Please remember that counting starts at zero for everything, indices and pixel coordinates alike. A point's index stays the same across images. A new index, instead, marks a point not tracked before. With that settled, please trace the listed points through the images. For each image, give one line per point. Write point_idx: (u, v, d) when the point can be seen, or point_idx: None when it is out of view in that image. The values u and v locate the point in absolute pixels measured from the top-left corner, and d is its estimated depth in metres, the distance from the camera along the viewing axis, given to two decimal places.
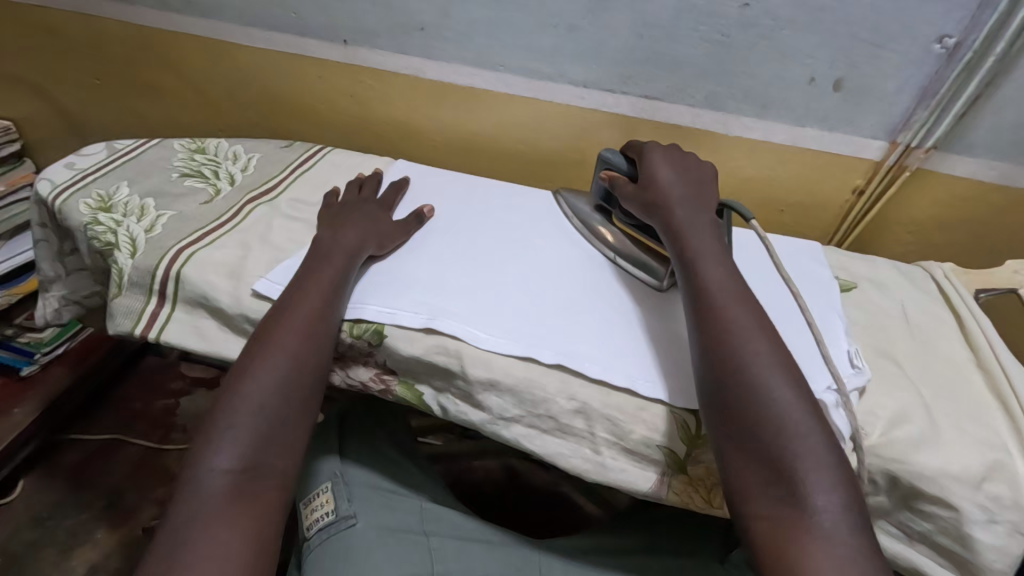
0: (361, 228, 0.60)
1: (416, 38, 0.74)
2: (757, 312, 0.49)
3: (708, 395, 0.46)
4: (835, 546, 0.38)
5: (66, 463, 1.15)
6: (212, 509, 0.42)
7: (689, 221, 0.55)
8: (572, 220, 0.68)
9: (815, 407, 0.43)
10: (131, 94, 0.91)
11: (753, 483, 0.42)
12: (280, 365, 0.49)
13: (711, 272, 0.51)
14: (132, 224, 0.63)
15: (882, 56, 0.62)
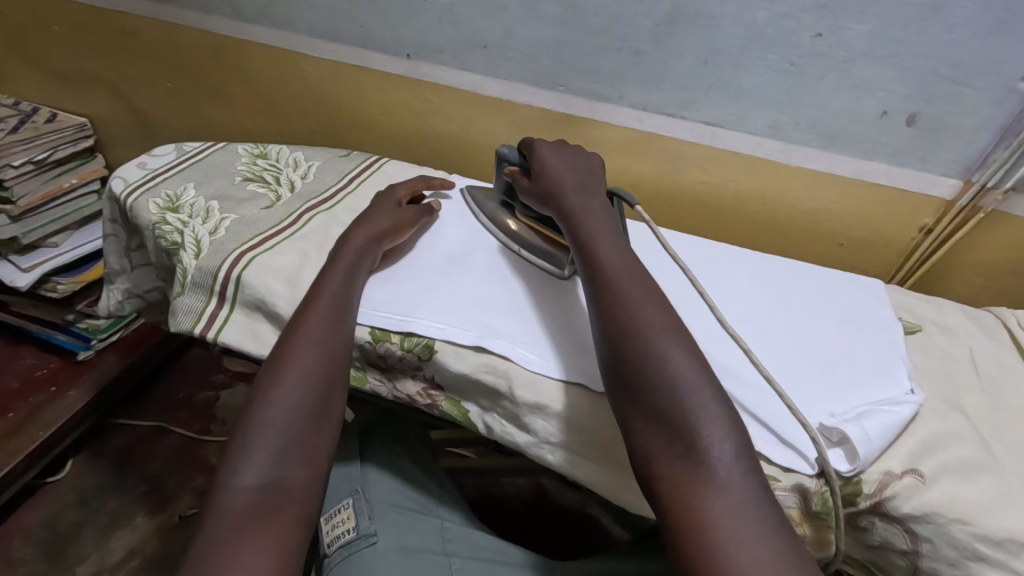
0: (368, 231, 0.60)
1: (479, 56, 0.75)
2: (646, 279, 0.48)
3: (608, 366, 0.45)
4: (731, 496, 0.37)
5: (112, 446, 1.19)
6: (237, 523, 0.39)
7: (583, 206, 0.55)
8: (479, 216, 0.69)
9: (702, 364, 0.42)
10: (199, 99, 0.95)
11: (654, 445, 0.40)
12: (298, 375, 0.48)
13: (605, 248, 0.51)
14: (197, 225, 0.66)
15: (961, 93, 0.59)
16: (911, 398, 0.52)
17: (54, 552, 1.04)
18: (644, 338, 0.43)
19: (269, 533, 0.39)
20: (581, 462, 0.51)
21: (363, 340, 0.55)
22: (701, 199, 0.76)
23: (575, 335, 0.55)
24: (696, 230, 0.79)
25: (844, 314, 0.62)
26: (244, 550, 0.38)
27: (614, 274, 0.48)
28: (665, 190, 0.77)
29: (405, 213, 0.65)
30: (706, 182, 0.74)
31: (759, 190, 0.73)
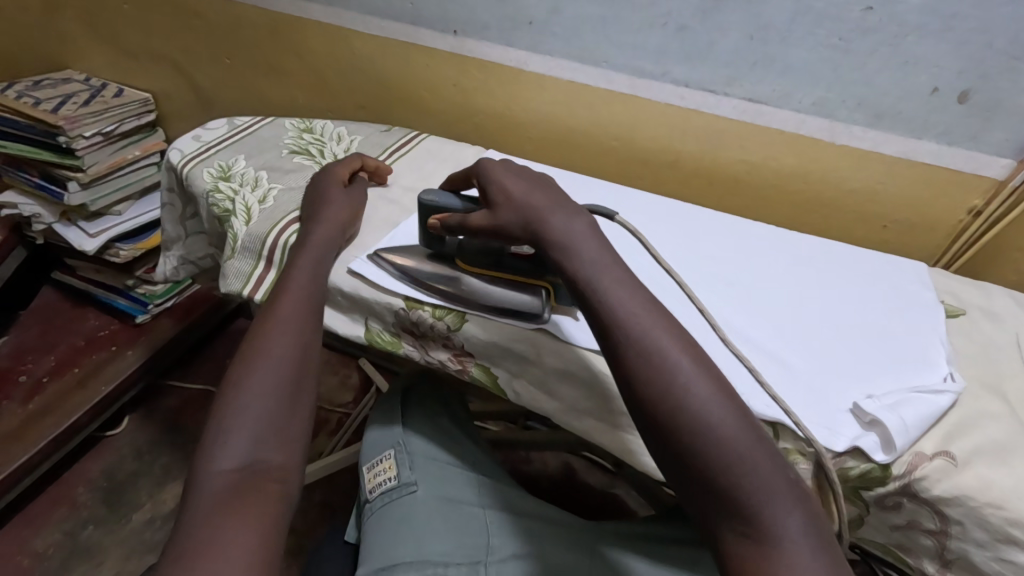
0: (330, 223, 0.62)
1: (525, 32, 0.76)
2: (671, 322, 0.44)
3: (647, 431, 0.41)
4: (791, 537, 0.36)
5: (166, 405, 1.27)
6: (217, 501, 0.42)
7: (573, 233, 0.49)
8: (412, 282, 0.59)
9: (752, 424, 0.39)
10: (253, 75, 0.99)
11: (714, 518, 0.38)
12: (273, 365, 0.50)
13: (613, 286, 0.45)
14: (247, 194, 0.69)
15: (1020, 69, 0.58)
16: (949, 385, 0.51)
17: (111, 499, 1.12)
18: (675, 390, 0.40)
19: (250, 509, 0.42)
20: (608, 428, 0.53)
21: (398, 307, 0.58)
22: (740, 178, 0.75)
23: None
24: (734, 210, 0.78)
25: (884, 296, 0.61)
26: (227, 527, 0.41)
27: (629, 319, 0.43)
28: (704, 168, 0.76)
29: (348, 197, 0.66)
30: (747, 160, 0.74)
31: (802, 169, 0.72)
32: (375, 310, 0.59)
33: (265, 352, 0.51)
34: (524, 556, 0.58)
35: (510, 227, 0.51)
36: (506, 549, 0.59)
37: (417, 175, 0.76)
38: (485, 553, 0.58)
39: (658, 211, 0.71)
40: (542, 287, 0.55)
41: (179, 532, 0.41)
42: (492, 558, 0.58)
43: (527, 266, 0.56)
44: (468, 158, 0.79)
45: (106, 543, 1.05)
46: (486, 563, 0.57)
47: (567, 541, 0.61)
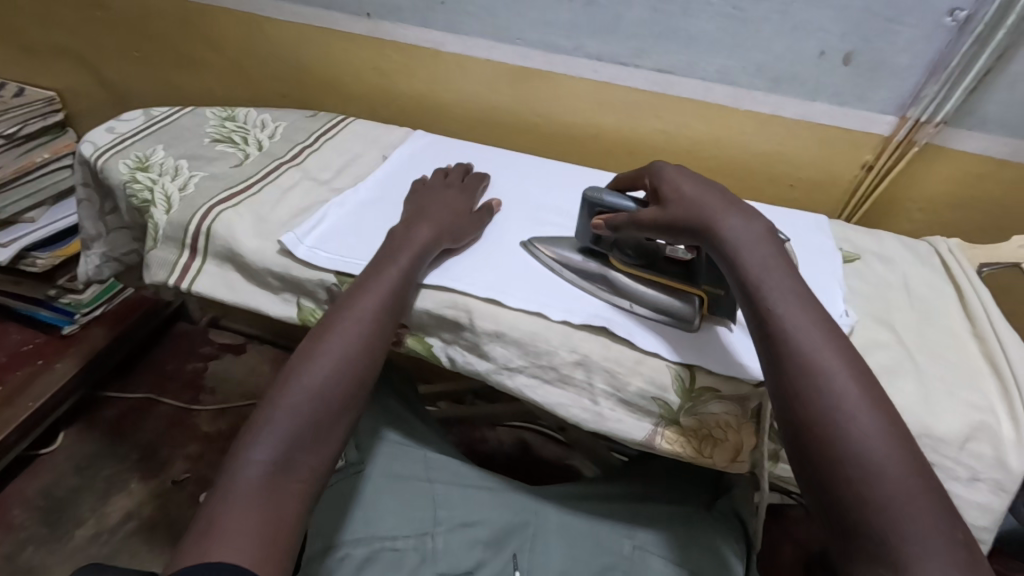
0: (433, 221, 0.59)
1: (439, 12, 0.76)
2: (853, 355, 0.43)
3: (798, 458, 0.41)
4: (919, 521, 0.36)
5: (105, 417, 1.23)
6: (250, 496, 0.43)
7: (751, 250, 0.47)
8: (563, 274, 0.58)
9: (921, 477, 0.38)
10: (168, 67, 0.96)
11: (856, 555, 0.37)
12: (327, 364, 0.50)
13: (797, 310, 0.44)
14: (167, 183, 0.67)
15: (893, 30, 0.62)
16: (844, 319, 0.56)
17: (51, 517, 1.07)
18: (814, 375, 0.41)
19: (270, 507, 0.43)
20: (539, 384, 0.54)
21: (331, 283, 0.58)
22: (660, 147, 0.78)
23: (529, 281, 0.58)
24: None
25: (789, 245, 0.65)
26: (246, 522, 0.42)
27: (778, 310, 0.44)
28: (624, 140, 0.79)
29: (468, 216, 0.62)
30: (663, 130, 0.77)
31: (713, 135, 0.76)
32: (308, 288, 0.59)
33: (325, 350, 0.50)
34: (475, 523, 0.61)
35: (678, 221, 0.50)
36: (455, 518, 0.60)
37: (341, 157, 0.75)
38: (433, 524, 0.60)
39: (581, 181, 0.73)
40: (696, 295, 0.54)
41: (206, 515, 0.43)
42: (440, 528, 0.59)
43: (681, 272, 0.55)
44: (394, 139, 0.80)
45: (50, 563, 1.02)
46: (434, 533, 0.59)
47: (510, 507, 0.63)
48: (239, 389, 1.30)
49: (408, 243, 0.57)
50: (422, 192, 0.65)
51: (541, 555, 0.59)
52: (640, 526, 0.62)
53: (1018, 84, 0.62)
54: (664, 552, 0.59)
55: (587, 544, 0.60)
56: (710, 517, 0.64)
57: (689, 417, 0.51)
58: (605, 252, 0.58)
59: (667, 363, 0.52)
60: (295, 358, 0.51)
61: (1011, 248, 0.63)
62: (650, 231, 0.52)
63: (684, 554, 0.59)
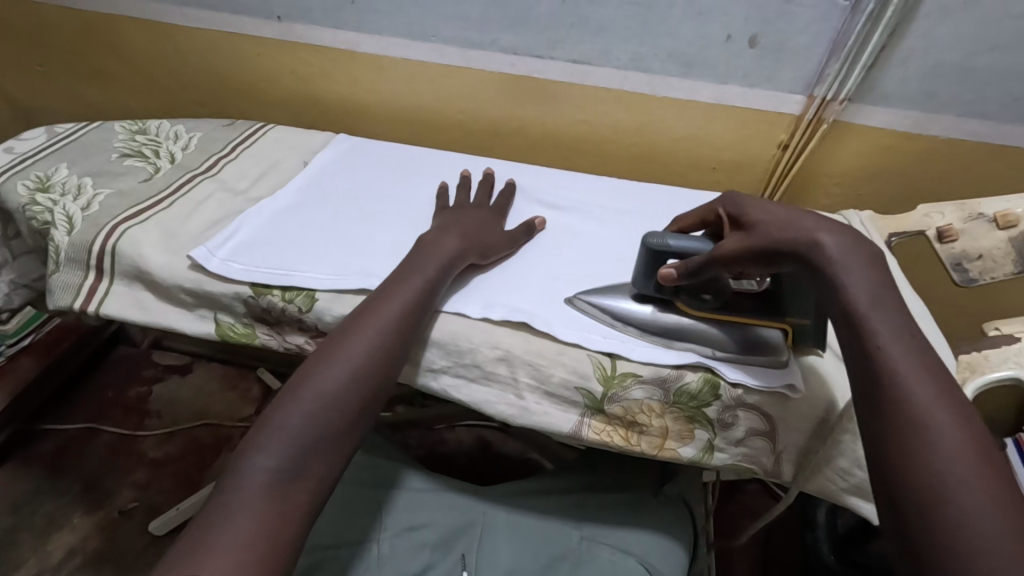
0: (463, 233, 0.58)
1: (349, 11, 0.74)
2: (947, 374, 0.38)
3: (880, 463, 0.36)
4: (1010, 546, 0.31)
5: (42, 452, 1.17)
6: (249, 507, 0.40)
7: (851, 263, 0.42)
8: (630, 327, 0.53)
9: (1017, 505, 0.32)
10: (76, 81, 0.92)
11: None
12: (343, 372, 0.47)
13: (884, 314, 0.39)
14: (69, 203, 0.63)
15: (792, 11, 0.63)
16: None
17: None
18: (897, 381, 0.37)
19: (268, 519, 0.40)
20: (464, 383, 0.54)
21: (246, 295, 0.56)
22: (584, 137, 0.79)
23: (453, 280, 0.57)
24: (583, 167, 0.82)
25: None
26: (238, 536, 0.39)
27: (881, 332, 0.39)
28: (549, 132, 0.80)
29: (502, 235, 0.61)
30: (585, 120, 0.78)
31: (633, 122, 0.77)
32: (224, 303, 0.58)
33: (343, 353, 0.48)
34: (422, 526, 0.60)
35: (773, 244, 0.44)
36: (401, 523, 0.59)
37: (260, 165, 0.73)
38: (378, 530, 0.59)
39: (506, 175, 0.73)
40: (780, 329, 0.51)
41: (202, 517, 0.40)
42: (386, 534, 0.58)
43: (756, 305, 0.51)
44: (317, 144, 0.78)
45: None
46: (379, 539, 0.58)
47: (454, 506, 0.62)
48: (186, 411, 1.26)
49: (439, 250, 0.55)
50: (453, 211, 0.63)
51: (487, 551, 0.58)
52: (585, 516, 0.61)
53: (912, 59, 0.65)
54: (611, 541, 0.58)
55: (535, 534, 0.59)
56: (659, 503, 0.64)
57: (612, 405, 0.51)
58: (670, 298, 0.53)
59: (589, 353, 0.51)
60: (313, 357, 0.49)
61: (917, 217, 0.64)
62: (736, 263, 0.46)
63: (632, 538, 0.59)
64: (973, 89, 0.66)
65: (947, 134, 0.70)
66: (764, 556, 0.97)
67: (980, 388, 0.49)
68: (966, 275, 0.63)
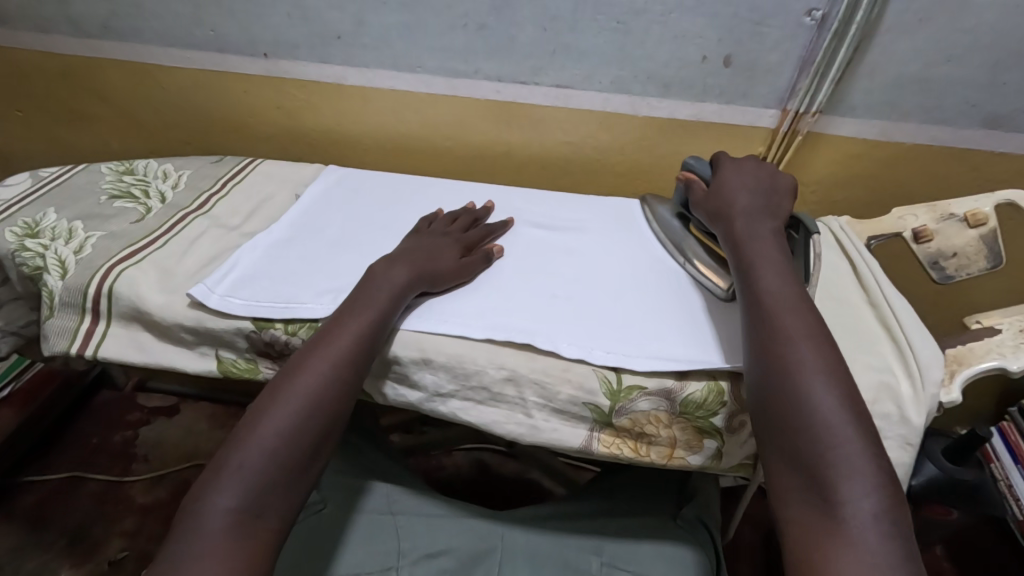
0: (413, 263, 0.58)
1: (335, 47, 0.76)
2: (813, 320, 0.48)
3: (755, 395, 0.46)
4: (847, 451, 0.40)
5: (24, 504, 1.12)
6: (212, 547, 0.41)
7: (752, 230, 0.56)
8: (652, 225, 0.69)
9: (857, 418, 0.42)
10: (58, 125, 0.91)
11: (790, 488, 0.42)
12: (294, 406, 0.47)
13: (767, 275, 0.51)
14: (60, 246, 0.63)
15: (762, 32, 0.67)
16: None
17: None
18: (770, 329, 0.47)
19: (226, 558, 0.41)
20: (472, 405, 0.54)
21: (248, 330, 0.56)
22: (570, 158, 0.82)
23: (456, 302, 0.58)
24: (570, 186, 0.85)
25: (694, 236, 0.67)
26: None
27: (778, 312, 0.48)
28: (536, 155, 0.82)
29: (459, 262, 0.60)
30: (570, 142, 0.80)
31: (616, 141, 0.79)
32: (225, 339, 0.57)
33: (294, 389, 0.48)
34: (440, 552, 0.59)
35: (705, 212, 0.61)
36: (418, 549, 0.59)
37: (252, 200, 0.74)
38: (397, 556, 0.58)
39: (498, 198, 0.75)
40: None
41: (170, 555, 0.41)
42: (405, 561, 0.58)
43: None
44: (308, 175, 0.79)
45: None
46: (399, 567, 0.58)
47: (475, 533, 0.62)
48: (174, 453, 1.23)
49: (391, 281, 0.56)
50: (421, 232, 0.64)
51: None
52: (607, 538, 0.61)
53: (876, 72, 0.68)
54: (634, 568, 0.58)
55: (554, 560, 0.59)
56: (676, 529, 0.63)
57: (621, 418, 0.52)
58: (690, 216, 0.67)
59: (593, 367, 0.52)
60: (270, 390, 0.49)
61: (891, 220, 0.68)
62: (697, 207, 0.63)
63: (650, 566, 0.58)
64: (934, 97, 0.70)
65: (913, 141, 0.74)
66: (766, 560, 0.98)
67: (969, 380, 0.51)
68: (944, 273, 0.65)
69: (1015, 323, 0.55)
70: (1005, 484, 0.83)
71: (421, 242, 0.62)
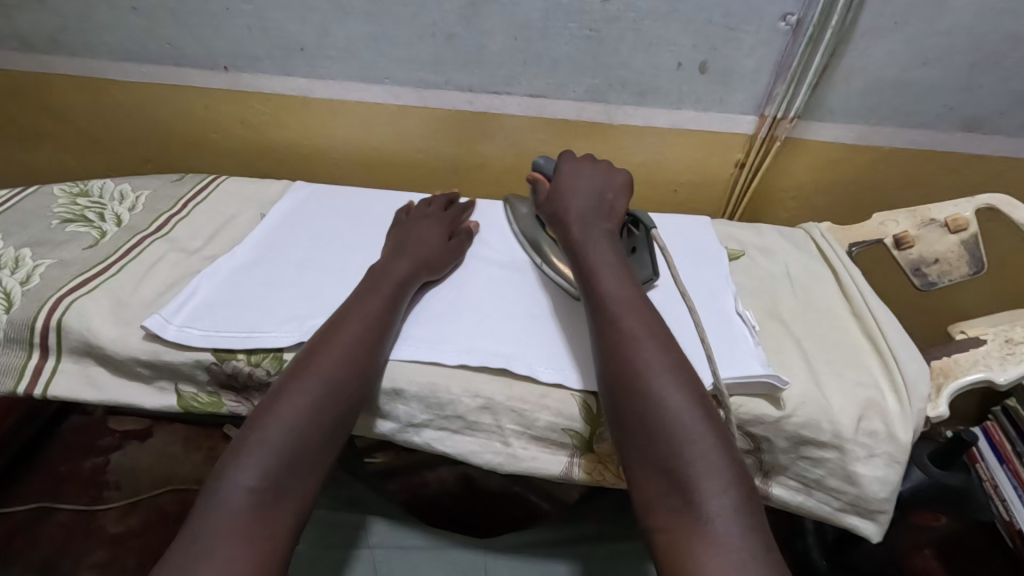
0: (412, 255, 0.59)
1: (299, 59, 0.73)
2: (653, 321, 0.48)
3: (610, 402, 0.44)
4: (703, 450, 0.39)
5: None
6: (230, 525, 0.39)
7: (589, 234, 0.55)
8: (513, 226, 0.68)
9: (701, 411, 0.41)
10: (9, 144, 0.87)
11: (654, 496, 0.40)
12: (314, 386, 0.47)
13: (612, 280, 0.50)
14: (6, 277, 0.59)
15: (736, 38, 0.65)
16: (739, 311, 0.56)
17: None
18: (619, 329, 0.47)
19: (245, 537, 0.39)
20: (448, 434, 0.52)
21: (209, 362, 0.53)
22: None
23: (430, 325, 0.55)
24: None
25: (676, 248, 0.65)
26: (217, 556, 0.38)
27: (626, 319, 0.47)
28: (511, 166, 0.80)
29: (447, 244, 0.63)
30: (546, 152, 0.78)
31: (593, 151, 0.77)
32: (184, 372, 0.54)
33: (313, 369, 0.48)
34: None
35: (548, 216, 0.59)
36: None
37: (215, 221, 0.70)
38: None
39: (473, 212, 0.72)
40: None
41: (184, 535, 0.39)
42: None
43: None
44: (272, 194, 0.76)
45: None
46: None
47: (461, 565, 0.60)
48: (150, 476, 1.05)
49: (390, 274, 0.56)
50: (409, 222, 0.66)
51: None
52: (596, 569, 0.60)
53: (852, 77, 0.67)
54: None
55: None
56: None
57: (602, 443, 0.50)
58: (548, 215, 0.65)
59: (572, 392, 0.50)
60: (288, 374, 0.48)
61: (873, 225, 0.67)
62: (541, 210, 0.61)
63: None
64: (910, 100, 0.69)
65: (891, 145, 0.73)
66: None
67: (955, 394, 0.50)
68: (925, 279, 0.65)
69: (1000, 333, 0.54)
70: (990, 483, 0.83)
71: (407, 232, 0.63)
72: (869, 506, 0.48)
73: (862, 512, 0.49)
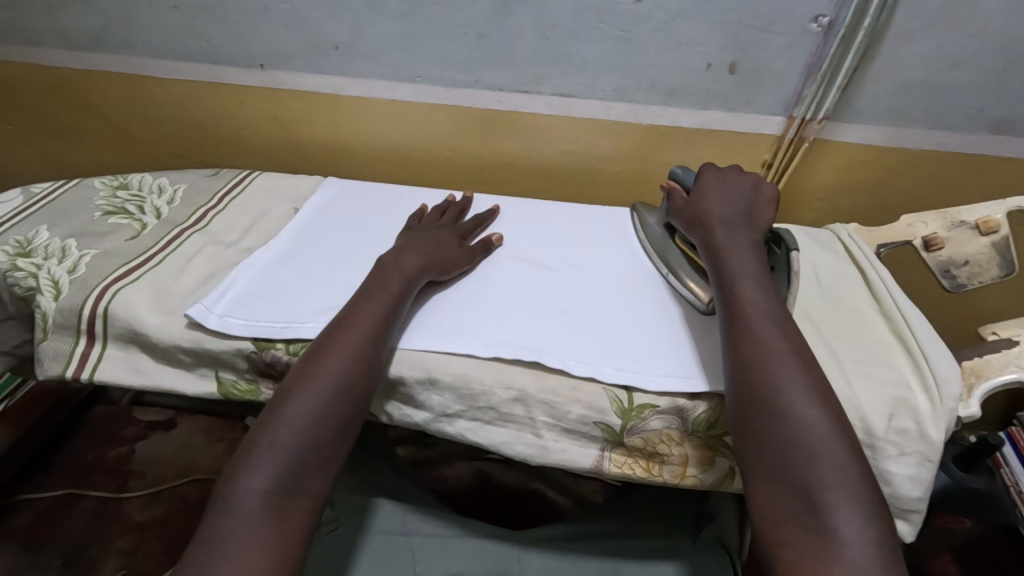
0: (422, 254, 0.60)
1: (333, 57, 0.74)
2: (795, 335, 0.48)
3: (738, 410, 0.45)
4: (832, 476, 0.40)
5: (16, 526, 0.97)
6: (243, 529, 0.41)
7: (731, 241, 0.55)
8: (639, 236, 0.68)
9: (841, 434, 0.42)
10: (49, 138, 0.90)
11: (781, 512, 0.40)
12: (321, 387, 0.48)
13: (750, 289, 0.51)
14: (53, 266, 0.61)
15: (765, 39, 0.66)
16: None
17: None
18: (756, 338, 0.47)
19: (260, 542, 0.41)
20: (480, 425, 0.53)
21: (249, 351, 0.55)
22: (572, 167, 0.81)
23: (463, 319, 0.56)
24: (572, 195, 0.84)
25: None
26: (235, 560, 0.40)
27: (763, 330, 0.47)
28: (537, 165, 0.81)
29: (459, 251, 0.63)
30: (572, 151, 0.79)
31: (619, 150, 0.78)
32: (225, 360, 0.56)
33: (323, 369, 0.49)
34: None
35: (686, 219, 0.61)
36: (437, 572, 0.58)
37: (249, 216, 0.72)
38: None
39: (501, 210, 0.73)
40: None
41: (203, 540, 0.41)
42: None
43: None
44: (303, 189, 0.77)
45: None
46: None
47: (488, 554, 0.60)
48: (173, 466, 1.07)
49: (398, 270, 0.57)
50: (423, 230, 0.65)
51: None
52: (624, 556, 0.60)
53: (881, 79, 0.68)
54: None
55: None
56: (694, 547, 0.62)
57: (633, 437, 0.51)
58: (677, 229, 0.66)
59: (603, 386, 0.51)
60: (295, 374, 0.49)
61: (901, 227, 0.67)
62: (679, 216, 0.62)
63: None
64: (940, 102, 0.69)
65: (920, 147, 0.73)
66: None
67: (987, 394, 0.50)
68: (955, 281, 0.64)
69: None
70: None
71: (418, 236, 0.63)
72: (900, 505, 0.48)
73: (896, 512, 0.49)
